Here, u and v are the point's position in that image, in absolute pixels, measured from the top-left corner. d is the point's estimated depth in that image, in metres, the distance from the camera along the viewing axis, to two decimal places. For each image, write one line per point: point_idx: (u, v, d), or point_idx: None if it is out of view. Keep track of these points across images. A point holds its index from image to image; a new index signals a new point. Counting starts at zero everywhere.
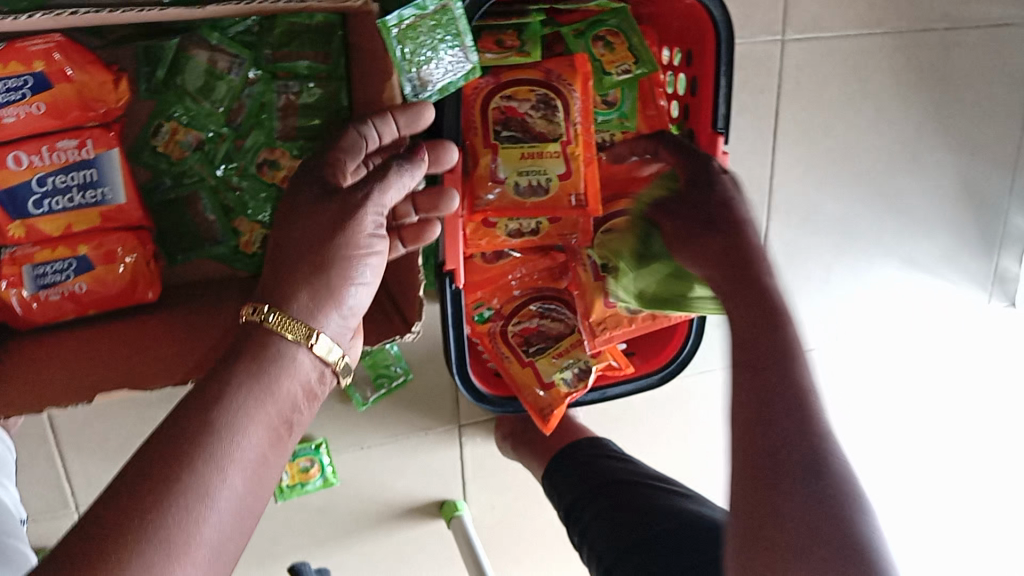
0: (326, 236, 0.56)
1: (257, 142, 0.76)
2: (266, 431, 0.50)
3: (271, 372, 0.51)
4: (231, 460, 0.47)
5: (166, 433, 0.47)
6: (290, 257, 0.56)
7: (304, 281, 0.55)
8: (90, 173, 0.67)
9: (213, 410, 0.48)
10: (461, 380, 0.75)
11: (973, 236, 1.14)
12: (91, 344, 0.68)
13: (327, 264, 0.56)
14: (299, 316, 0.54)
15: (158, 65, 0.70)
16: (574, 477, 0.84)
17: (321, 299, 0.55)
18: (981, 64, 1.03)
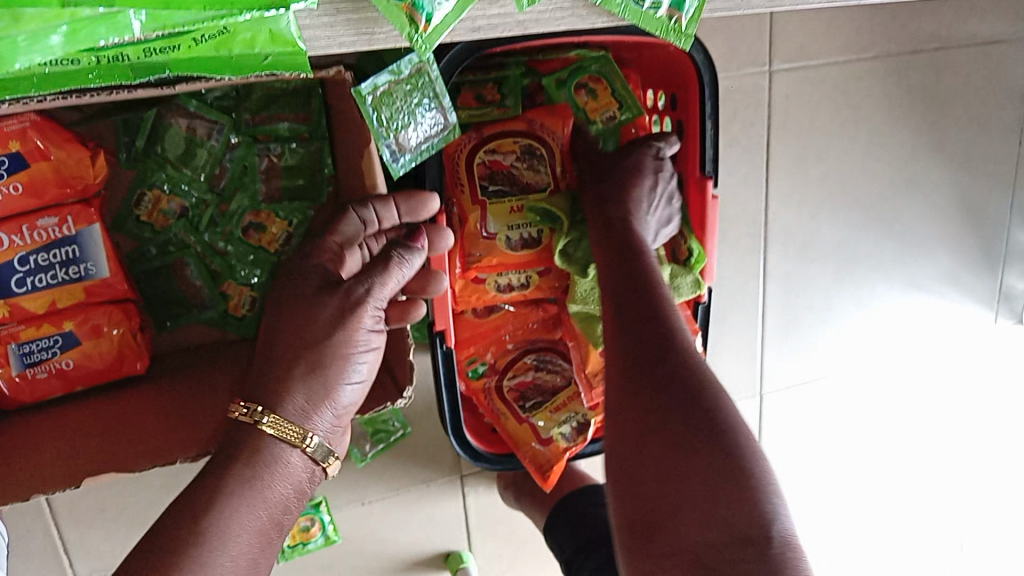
0: (319, 335, 0.57)
1: (242, 206, 0.75)
2: (254, 535, 0.54)
3: (260, 476, 0.55)
4: (216, 570, 0.51)
5: (158, 544, 0.51)
6: (280, 357, 0.58)
7: (300, 382, 0.57)
8: (72, 250, 0.67)
9: (201, 518, 0.52)
10: (455, 439, 0.72)
11: (976, 254, 1.13)
12: (80, 423, 0.66)
13: (321, 365, 0.57)
14: (293, 419, 0.56)
15: (137, 135, 0.71)
16: (573, 528, 0.82)
17: (316, 401, 0.57)
18: (971, 82, 1.03)
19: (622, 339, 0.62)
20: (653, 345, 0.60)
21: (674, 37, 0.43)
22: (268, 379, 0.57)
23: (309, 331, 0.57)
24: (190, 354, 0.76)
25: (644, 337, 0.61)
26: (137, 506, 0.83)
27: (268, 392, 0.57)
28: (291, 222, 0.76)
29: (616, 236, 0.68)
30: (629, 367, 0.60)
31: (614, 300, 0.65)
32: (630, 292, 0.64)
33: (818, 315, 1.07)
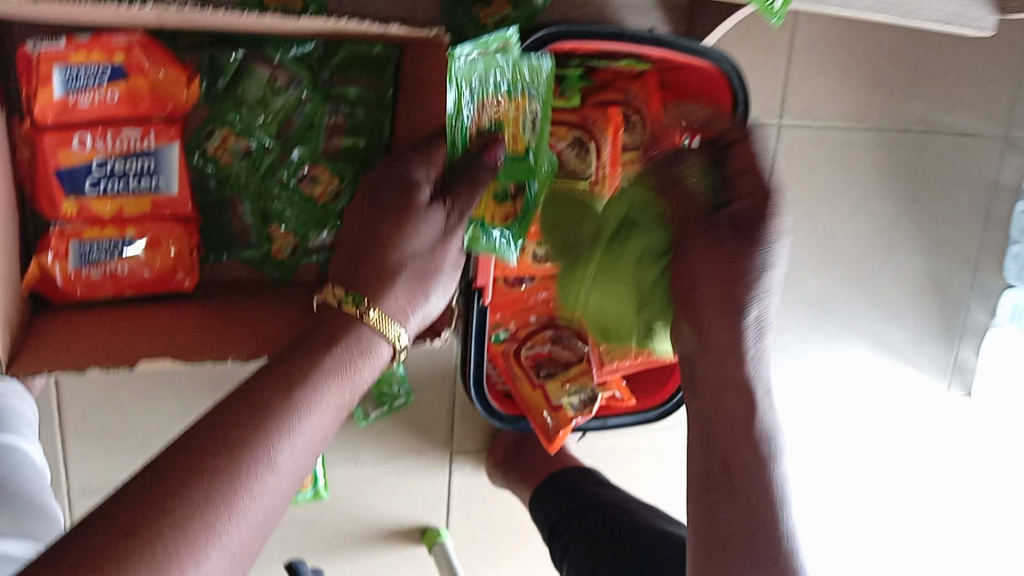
0: (413, 242, 0.61)
1: (302, 157, 0.81)
2: (329, 414, 0.53)
3: (343, 365, 0.55)
4: (296, 434, 0.50)
5: (242, 398, 0.50)
6: (370, 263, 0.60)
7: (396, 282, 0.60)
8: (150, 163, 0.72)
9: (290, 387, 0.52)
10: (475, 397, 0.79)
11: (937, 323, 1.22)
12: (128, 322, 0.70)
13: (408, 268, 0.60)
14: (389, 311, 0.59)
15: (221, 76, 0.76)
16: (561, 497, 0.90)
17: (410, 299, 0.61)
18: (948, 166, 1.14)
19: (710, 408, 0.62)
20: (751, 449, 0.61)
21: (768, 14, 0.60)
22: (368, 278, 0.59)
23: (409, 245, 0.60)
24: (229, 287, 0.80)
25: (735, 421, 0.61)
26: (144, 431, 0.86)
27: (364, 284, 0.59)
28: (342, 179, 0.82)
29: (725, 295, 0.58)
30: (720, 451, 0.61)
31: (710, 347, 0.60)
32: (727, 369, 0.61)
33: (791, 356, 1.15)
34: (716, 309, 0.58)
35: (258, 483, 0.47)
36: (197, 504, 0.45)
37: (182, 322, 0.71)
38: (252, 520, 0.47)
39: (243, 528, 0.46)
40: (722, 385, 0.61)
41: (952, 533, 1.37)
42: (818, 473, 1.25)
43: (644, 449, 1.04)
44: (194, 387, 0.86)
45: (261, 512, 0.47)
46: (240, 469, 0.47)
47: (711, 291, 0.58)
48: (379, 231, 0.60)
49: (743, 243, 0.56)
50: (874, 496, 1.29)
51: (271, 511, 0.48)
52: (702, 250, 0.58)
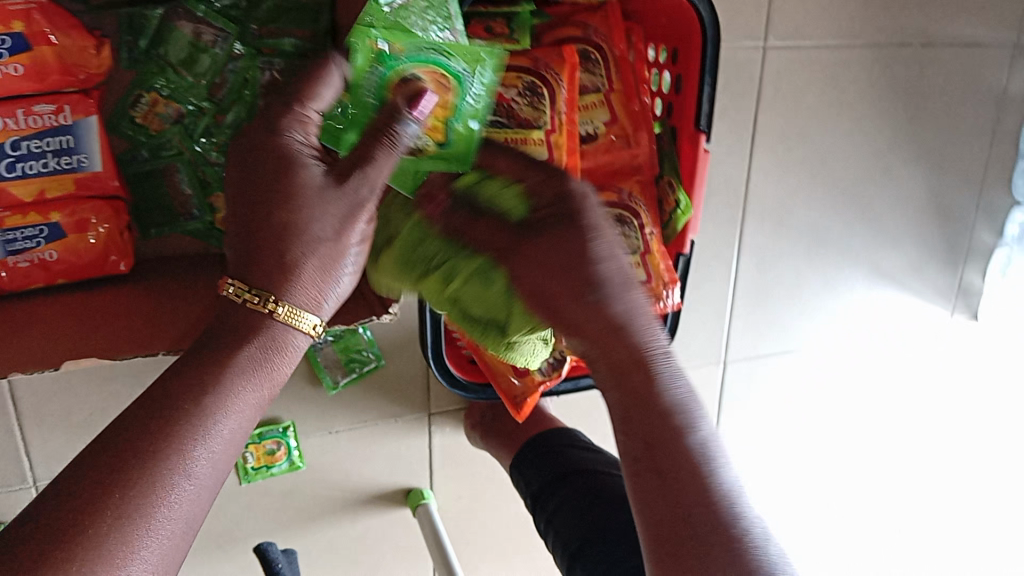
0: (298, 221, 0.54)
1: (239, 118, 0.75)
2: (248, 408, 0.53)
3: (263, 355, 0.54)
4: (208, 437, 0.50)
5: (149, 405, 0.50)
6: (269, 250, 0.54)
7: (302, 259, 0.54)
8: (67, 140, 0.66)
9: (204, 388, 0.51)
10: (437, 368, 0.76)
11: (940, 247, 1.16)
12: (58, 313, 0.67)
13: (305, 245, 0.54)
14: (299, 302, 0.55)
15: (140, 35, 0.70)
16: (543, 465, 0.89)
17: (321, 275, 0.55)
18: (952, 79, 1.05)
19: (630, 391, 0.60)
20: (668, 420, 0.59)
21: None
22: (250, 259, 0.54)
23: (313, 227, 0.54)
24: (173, 263, 0.76)
25: (648, 396, 0.59)
26: (106, 413, 0.83)
27: (266, 279, 0.54)
28: None
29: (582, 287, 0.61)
30: (641, 432, 0.59)
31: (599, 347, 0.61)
32: (608, 340, 0.61)
33: (785, 291, 1.10)
34: (546, 279, 0.62)
35: (174, 490, 0.48)
36: (108, 522, 0.45)
37: (116, 312, 0.68)
38: (172, 528, 0.48)
39: (161, 538, 0.47)
40: (632, 361, 0.60)
41: (959, 458, 1.34)
42: (817, 409, 1.21)
43: None
44: (152, 368, 0.83)
45: (182, 518, 0.49)
46: (158, 477, 0.47)
47: (542, 274, 0.63)
48: (253, 212, 0.54)
49: (560, 230, 0.62)
50: (875, 425, 1.26)
51: (193, 514, 0.49)
52: (538, 262, 0.63)
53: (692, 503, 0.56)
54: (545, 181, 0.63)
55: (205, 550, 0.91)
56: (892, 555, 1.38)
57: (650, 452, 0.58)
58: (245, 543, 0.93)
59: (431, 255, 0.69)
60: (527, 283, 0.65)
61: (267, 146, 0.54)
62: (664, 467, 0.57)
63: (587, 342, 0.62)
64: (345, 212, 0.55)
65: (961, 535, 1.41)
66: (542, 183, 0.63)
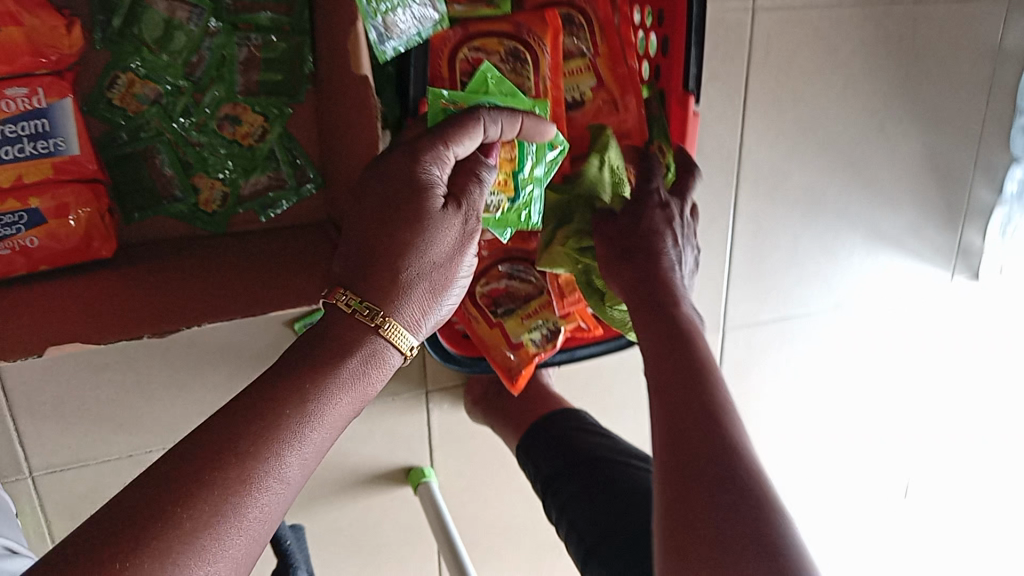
0: (402, 242, 0.53)
1: (218, 96, 0.74)
2: (340, 418, 0.50)
3: (360, 365, 0.51)
4: (300, 444, 0.47)
5: (254, 401, 0.47)
6: (383, 272, 0.53)
7: (405, 285, 0.53)
8: (43, 123, 0.65)
9: (303, 387, 0.49)
10: (429, 343, 0.75)
11: (939, 205, 1.15)
12: (43, 303, 0.65)
13: (407, 271, 0.53)
14: (406, 323, 0.54)
15: (114, 13, 0.68)
16: (552, 451, 0.87)
17: (424, 305, 0.55)
18: (947, 34, 1.03)
19: (685, 400, 0.58)
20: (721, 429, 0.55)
21: None
22: (364, 273, 0.53)
23: (421, 249, 0.54)
24: (158, 246, 0.75)
25: (696, 408, 0.57)
26: (99, 400, 0.82)
27: (380, 294, 0.53)
28: (267, 117, 0.76)
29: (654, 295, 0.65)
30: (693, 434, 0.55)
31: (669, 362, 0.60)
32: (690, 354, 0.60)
33: (783, 256, 1.09)
34: (628, 283, 0.67)
35: (265, 491, 0.46)
36: (204, 516, 0.43)
37: (102, 299, 0.66)
38: (258, 527, 0.45)
39: (247, 537, 0.45)
40: (704, 366, 0.60)
41: (959, 417, 1.34)
42: (818, 375, 1.20)
43: (625, 364, 1.01)
44: (142, 354, 0.82)
45: (262, 520, 0.46)
46: (252, 479, 0.45)
47: (631, 278, 0.66)
48: (372, 233, 0.54)
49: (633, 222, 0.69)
50: (875, 387, 1.25)
51: (277, 516, 0.47)
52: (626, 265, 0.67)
53: (726, 507, 0.51)
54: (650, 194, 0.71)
55: None
56: (896, 515, 1.39)
57: (692, 460, 0.54)
58: None
59: None
60: (626, 280, 0.67)
61: (404, 173, 0.54)
62: (711, 474, 0.53)
63: (663, 345, 0.62)
64: (461, 236, 0.56)
65: (961, 491, 1.42)
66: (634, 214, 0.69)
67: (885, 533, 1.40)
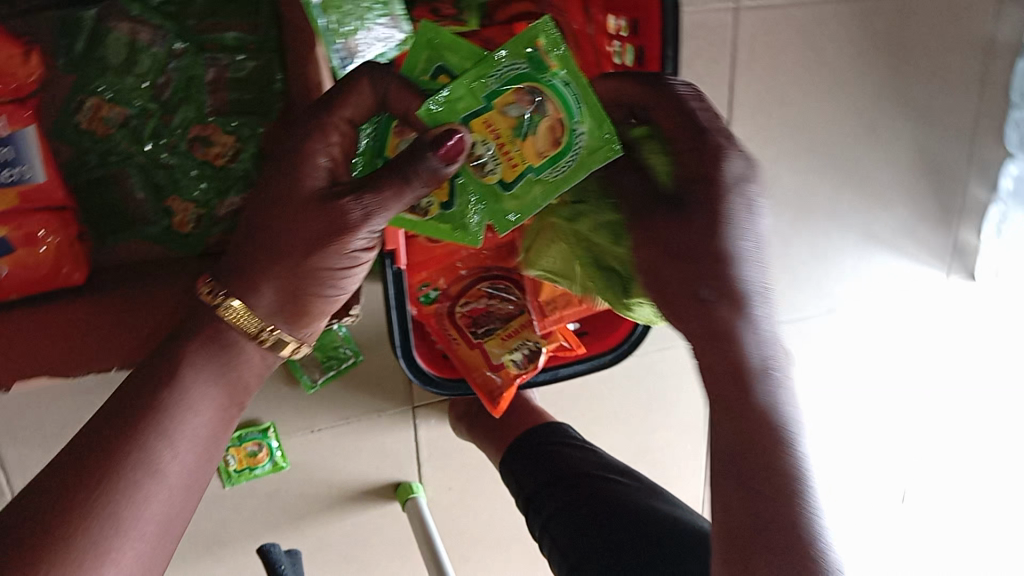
0: (282, 239, 0.55)
1: (187, 118, 0.72)
2: (213, 410, 0.57)
3: (230, 360, 0.58)
4: (173, 438, 0.54)
5: (139, 386, 0.55)
6: (252, 266, 0.56)
7: (277, 281, 0.56)
8: (7, 151, 0.63)
9: (171, 388, 0.55)
10: (406, 361, 0.74)
11: (933, 205, 1.13)
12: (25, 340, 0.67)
13: (286, 263, 0.56)
14: (265, 316, 0.58)
15: (76, 37, 0.68)
16: (539, 468, 0.86)
17: (294, 307, 0.58)
18: (936, 32, 1.01)
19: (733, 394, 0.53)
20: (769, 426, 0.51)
21: None
22: (239, 277, 0.57)
23: (296, 247, 0.55)
24: (130, 270, 0.74)
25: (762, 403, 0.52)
26: (81, 425, 0.82)
27: (241, 288, 0.57)
28: (239, 137, 0.74)
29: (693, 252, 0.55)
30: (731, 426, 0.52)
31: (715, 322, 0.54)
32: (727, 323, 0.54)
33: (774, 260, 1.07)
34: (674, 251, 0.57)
35: (147, 494, 0.51)
36: (78, 525, 0.49)
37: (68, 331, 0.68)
38: (145, 532, 0.51)
39: (140, 536, 0.51)
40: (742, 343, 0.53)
41: (957, 418, 1.32)
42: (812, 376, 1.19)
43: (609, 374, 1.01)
44: None
45: (155, 520, 0.52)
46: (126, 483, 0.51)
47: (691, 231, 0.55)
48: (255, 252, 0.56)
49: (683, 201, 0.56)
50: (872, 387, 1.24)
51: (166, 515, 0.53)
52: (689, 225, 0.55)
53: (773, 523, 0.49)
54: (690, 147, 0.55)
55: (194, 554, 0.90)
56: (894, 517, 1.38)
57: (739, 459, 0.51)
58: (234, 545, 0.92)
59: (392, 250, 0.69)
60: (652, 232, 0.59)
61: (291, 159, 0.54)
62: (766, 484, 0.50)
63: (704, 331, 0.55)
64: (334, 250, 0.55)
65: (961, 492, 1.41)
66: (692, 153, 0.55)
67: (883, 534, 1.38)
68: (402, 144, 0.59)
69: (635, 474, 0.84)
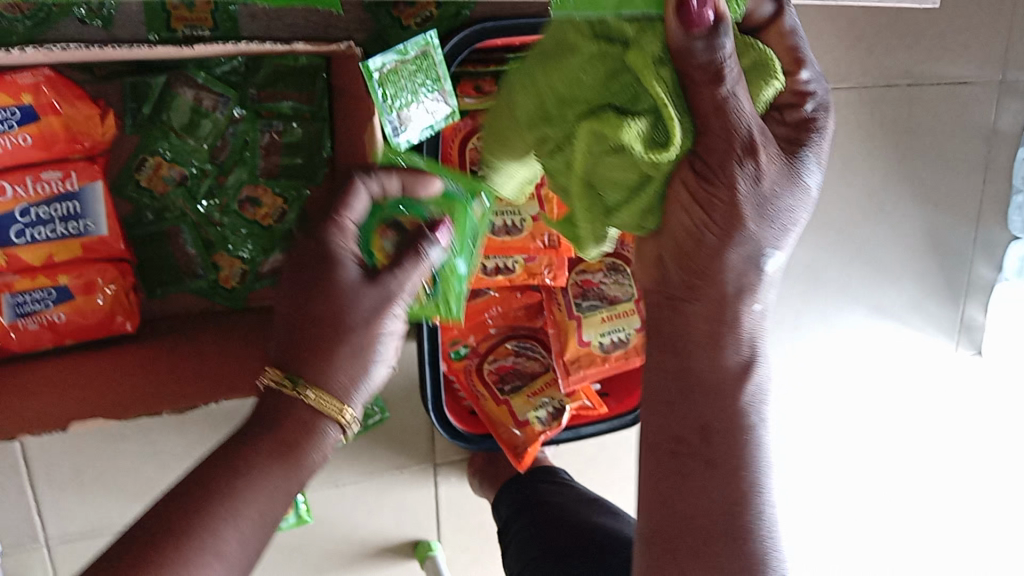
0: (331, 313, 0.51)
1: (240, 179, 0.77)
2: (271, 511, 0.48)
3: (297, 448, 0.50)
4: (219, 546, 0.45)
5: (191, 483, 0.47)
6: (304, 342, 0.51)
7: (332, 356, 0.51)
8: (73, 205, 0.68)
9: (230, 480, 0.47)
10: (436, 418, 0.77)
11: (940, 282, 1.17)
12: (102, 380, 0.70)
13: (340, 336, 0.51)
14: (334, 392, 0.51)
15: (144, 102, 0.72)
16: (510, 495, 0.89)
17: (354, 376, 0.52)
18: (941, 118, 1.07)
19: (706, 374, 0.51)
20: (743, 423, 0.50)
21: None
22: (293, 356, 0.51)
23: (349, 315, 0.51)
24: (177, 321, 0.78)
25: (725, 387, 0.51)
26: (115, 472, 0.84)
27: (296, 365, 0.51)
28: (286, 198, 0.79)
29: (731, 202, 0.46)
30: (697, 415, 0.51)
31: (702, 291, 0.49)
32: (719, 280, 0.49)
33: (787, 330, 1.11)
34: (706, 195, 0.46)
35: None
36: None
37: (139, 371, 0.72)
38: None
39: None
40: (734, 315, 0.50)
41: None
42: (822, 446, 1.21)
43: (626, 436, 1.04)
44: (161, 428, 0.84)
45: None
46: None
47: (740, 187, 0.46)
48: (317, 333, 0.51)
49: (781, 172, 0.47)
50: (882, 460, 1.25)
51: None
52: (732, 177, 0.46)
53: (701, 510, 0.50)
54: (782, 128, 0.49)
55: None
56: None
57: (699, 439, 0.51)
58: None
59: None
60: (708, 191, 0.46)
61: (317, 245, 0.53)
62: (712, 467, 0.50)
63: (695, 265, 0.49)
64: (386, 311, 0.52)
65: None
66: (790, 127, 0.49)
67: None
68: (384, 241, 0.57)
69: (604, 502, 0.87)
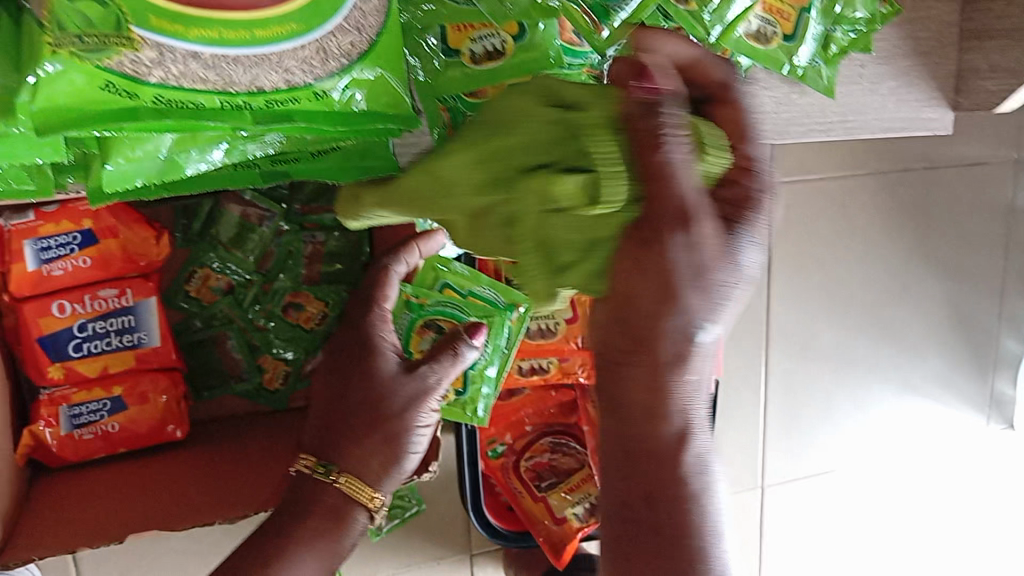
0: (365, 406, 0.63)
1: (284, 287, 0.80)
2: None
3: (334, 531, 0.62)
4: None
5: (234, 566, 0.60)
6: (345, 430, 0.63)
7: (367, 443, 0.62)
8: (128, 319, 0.72)
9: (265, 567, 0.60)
10: (473, 514, 0.80)
11: (967, 356, 1.18)
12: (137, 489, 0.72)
13: (374, 425, 0.62)
14: (365, 479, 0.62)
15: (195, 219, 0.77)
16: None
17: (382, 463, 0.62)
18: (960, 199, 1.09)
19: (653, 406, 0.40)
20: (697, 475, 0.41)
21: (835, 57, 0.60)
22: (336, 440, 0.63)
23: (381, 409, 0.63)
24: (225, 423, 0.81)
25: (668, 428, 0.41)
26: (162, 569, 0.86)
27: (336, 453, 0.63)
28: (327, 303, 0.82)
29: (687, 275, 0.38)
30: (649, 480, 0.41)
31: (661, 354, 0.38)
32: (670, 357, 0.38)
33: (815, 410, 1.12)
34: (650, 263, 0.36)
35: None
36: None
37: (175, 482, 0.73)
38: None
39: None
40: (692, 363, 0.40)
41: None
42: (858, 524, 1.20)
43: None
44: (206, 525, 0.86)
45: None
46: None
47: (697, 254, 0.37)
48: (355, 425, 0.63)
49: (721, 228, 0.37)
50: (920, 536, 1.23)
51: None
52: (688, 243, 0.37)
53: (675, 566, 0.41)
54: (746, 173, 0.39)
55: None
56: None
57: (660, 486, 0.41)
58: None
59: None
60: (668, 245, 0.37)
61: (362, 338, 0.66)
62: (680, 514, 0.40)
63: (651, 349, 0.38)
64: (415, 407, 0.63)
65: None
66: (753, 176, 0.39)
67: None
68: (422, 340, 0.69)
69: None
